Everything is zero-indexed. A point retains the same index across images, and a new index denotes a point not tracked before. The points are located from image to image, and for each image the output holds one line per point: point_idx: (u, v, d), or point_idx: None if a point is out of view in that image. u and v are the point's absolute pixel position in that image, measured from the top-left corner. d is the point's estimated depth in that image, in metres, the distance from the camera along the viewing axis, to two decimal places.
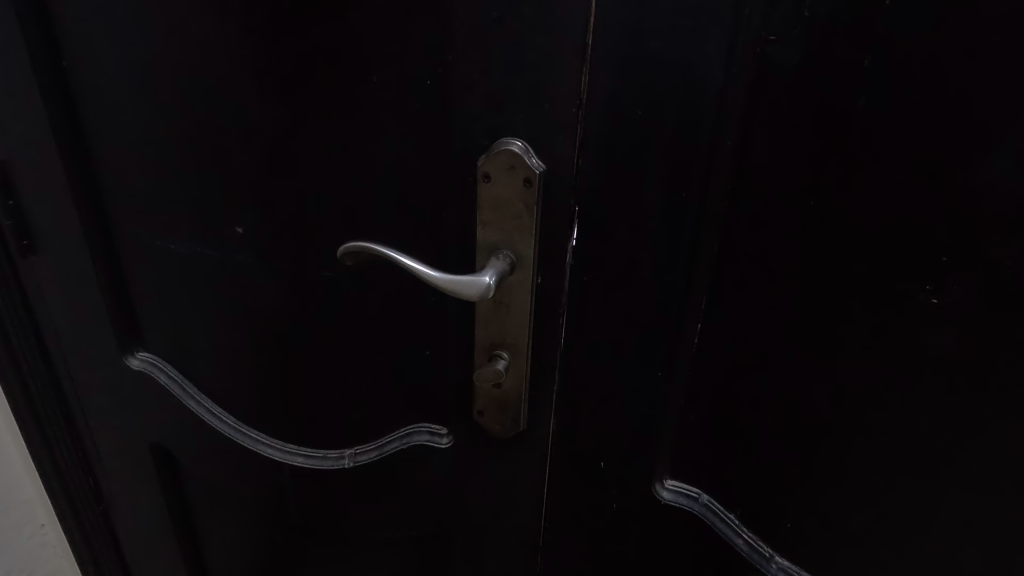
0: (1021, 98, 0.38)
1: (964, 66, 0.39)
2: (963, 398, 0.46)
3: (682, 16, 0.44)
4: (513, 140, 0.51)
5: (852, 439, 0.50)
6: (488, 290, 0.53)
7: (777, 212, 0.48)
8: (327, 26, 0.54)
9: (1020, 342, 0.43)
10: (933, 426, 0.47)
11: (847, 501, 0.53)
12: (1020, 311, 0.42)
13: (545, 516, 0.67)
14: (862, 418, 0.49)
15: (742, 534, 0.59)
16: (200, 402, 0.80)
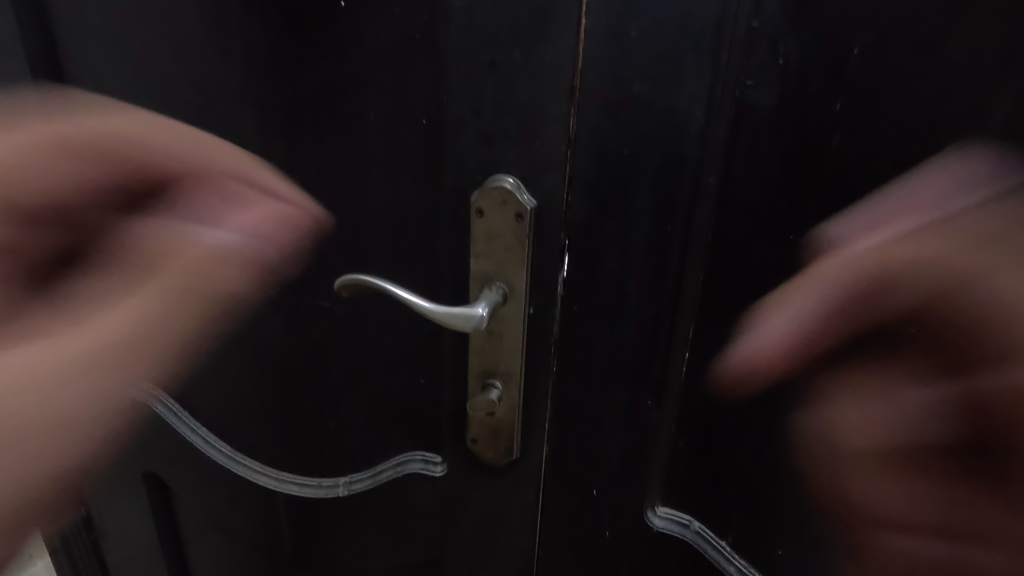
0: (986, 135, 0.38)
1: (932, 105, 0.40)
2: (950, 452, 0.41)
3: (664, 61, 0.47)
4: (505, 177, 0.53)
5: (825, 477, 0.49)
6: (481, 321, 0.55)
7: (759, 244, 0.49)
8: (325, 67, 0.56)
9: (1013, 395, 0.37)
10: (919, 478, 0.43)
11: (822, 545, 0.50)
12: (1010, 355, 0.37)
13: (541, 540, 0.68)
14: (835, 456, 0.48)
15: (735, 562, 0.58)
16: (195, 431, 0.80)
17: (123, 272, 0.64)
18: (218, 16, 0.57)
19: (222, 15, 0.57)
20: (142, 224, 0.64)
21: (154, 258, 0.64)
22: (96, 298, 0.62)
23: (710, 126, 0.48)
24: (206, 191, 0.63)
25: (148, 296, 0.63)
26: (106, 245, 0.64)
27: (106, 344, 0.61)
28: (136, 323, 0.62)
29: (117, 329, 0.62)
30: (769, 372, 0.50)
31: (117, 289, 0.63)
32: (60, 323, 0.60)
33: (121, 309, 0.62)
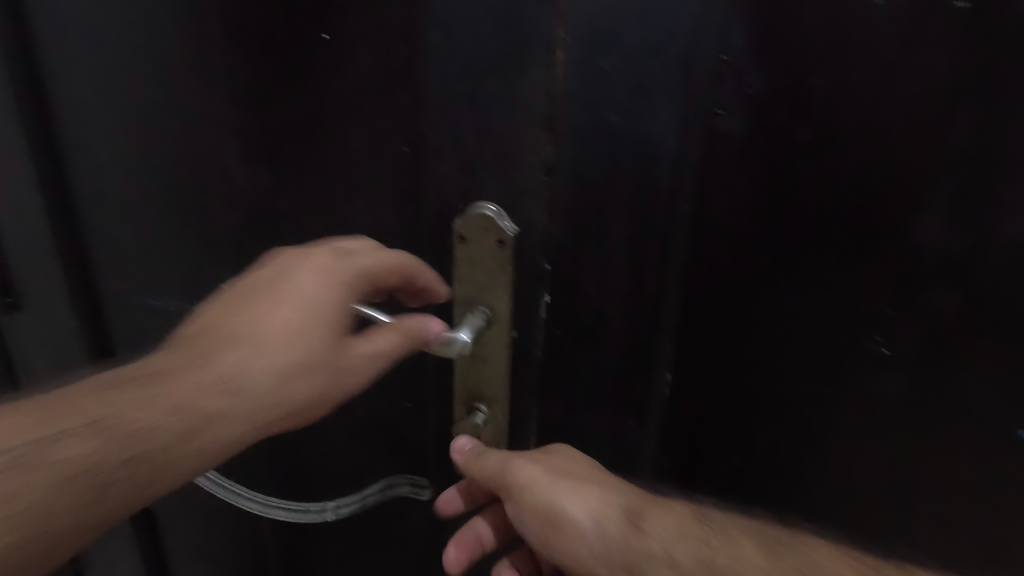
0: (935, 164, 0.43)
1: (889, 132, 0.43)
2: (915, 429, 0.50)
3: (637, 91, 0.48)
4: (486, 205, 0.53)
5: (818, 470, 0.55)
6: (465, 345, 0.55)
7: (735, 265, 0.51)
8: (308, 97, 0.56)
9: (953, 385, 0.48)
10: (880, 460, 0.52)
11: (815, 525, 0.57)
12: (952, 359, 0.47)
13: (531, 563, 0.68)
14: (826, 451, 0.54)
15: None
16: None
17: (223, 335, 0.55)
18: (201, 46, 0.58)
19: (205, 46, 0.58)
20: (274, 293, 0.56)
21: (308, 316, 0.56)
22: (217, 379, 0.54)
23: (683, 153, 0.50)
24: (383, 277, 0.56)
25: (262, 363, 0.55)
26: (220, 312, 0.57)
27: (218, 416, 0.54)
28: (235, 404, 0.54)
29: (224, 403, 0.54)
30: (765, 384, 0.54)
31: (234, 355, 0.55)
32: (190, 400, 0.53)
33: (227, 377, 0.54)
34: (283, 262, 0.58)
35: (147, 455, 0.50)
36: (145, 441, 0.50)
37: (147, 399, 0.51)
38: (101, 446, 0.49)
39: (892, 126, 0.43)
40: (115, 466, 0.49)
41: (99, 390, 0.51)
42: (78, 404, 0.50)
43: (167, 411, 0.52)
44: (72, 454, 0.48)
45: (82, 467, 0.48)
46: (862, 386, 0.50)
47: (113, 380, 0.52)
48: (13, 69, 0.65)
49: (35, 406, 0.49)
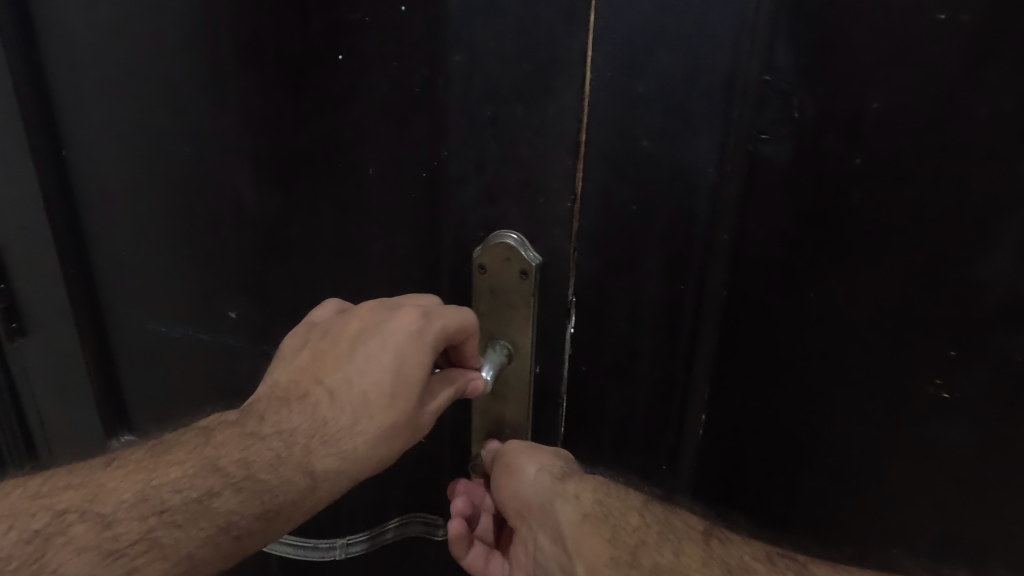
0: (1005, 194, 0.39)
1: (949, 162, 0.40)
2: (982, 484, 0.45)
3: (673, 117, 0.45)
4: (509, 233, 0.51)
5: (870, 528, 0.49)
6: (487, 385, 0.53)
7: (778, 300, 0.47)
8: (323, 121, 0.54)
9: None
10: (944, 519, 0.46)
11: None
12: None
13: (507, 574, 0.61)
14: (879, 506, 0.48)
15: None
16: None
17: (326, 391, 0.48)
18: (213, 69, 0.55)
19: (217, 69, 0.55)
20: (364, 350, 0.48)
21: (398, 382, 0.48)
22: (318, 445, 0.46)
23: (721, 182, 0.46)
24: (456, 339, 0.50)
25: (364, 428, 0.47)
26: (318, 360, 0.49)
27: (324, 479, 0.46)
28: (342, 469, 0.46)
29: (333, 465, 0.46)
30: (809, 428, 0.49)
31: (346, 412, 0.47)
32: (305, 461, 0.45)
33: (331, 443, 0.46)
34: (366, 315, 0.50)
35: (274, 514, 0.44)
36: (275, 500, 0.44)
37: (273, 459, 0.45)
38: (241, 504, 0.42)
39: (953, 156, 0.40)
40: (243, 527, 0.42)
41: (235, 445, 0.45)
42: (214, 465, 0.44)
43: (289, 471, 0.45)
44: (219, 513, 0.42)
45: (223, 527, 0.42)
46: (921, 432, 0.45)
47: (247, 431, 0.46)
48: (15, 85, 0.61)
49: (180, 459, 0.43)
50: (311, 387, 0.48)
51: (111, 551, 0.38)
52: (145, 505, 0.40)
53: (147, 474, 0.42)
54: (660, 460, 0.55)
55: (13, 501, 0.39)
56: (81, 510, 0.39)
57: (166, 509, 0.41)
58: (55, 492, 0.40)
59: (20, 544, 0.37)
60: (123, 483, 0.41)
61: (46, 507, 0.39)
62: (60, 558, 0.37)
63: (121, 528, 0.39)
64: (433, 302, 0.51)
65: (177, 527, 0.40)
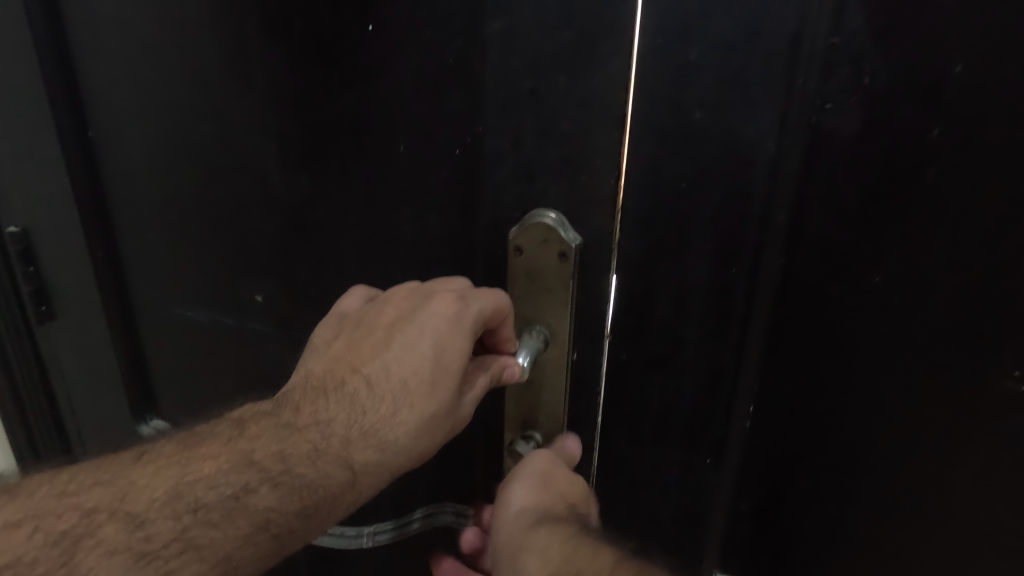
0: None
1: None
2: None
3: (728, 84, 0.41)
4: (547, 213, 0.48)
5: (926, 525, 0.45)
6: (523, 372, 0.50)
7: (839, 282, 0.44)
8: (352, 95, 0.51)
9: None
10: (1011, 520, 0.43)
11: None
12: None
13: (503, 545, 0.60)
14: (936, 502, 0.45)
15: None
16: None
17: (363, 380, 0.46)
18: (241, 44, 0.53)
19: (244, 44, 0.53)
20: (399, 339, 0.47)
21: (437, 369, 0.46)
22: (357, 436, 0.45)
23: (781, 158, 0.42)
24: (493, 321, 0.48)
25: (404, 419, 0.45)
26: (353, 350, 0.47)
27: (364, 472, 0.44)
28: (382, 461, 0.45)
29: (372, 458, 0.45)
30: (867, 419, 0.46)
31: (385, 402, 0.45)
32: (344, 453, 0.44)
33: (369, 435, 0.45)
34: (401, 303, 0.48)
35: (313, 509, 0.42)
36: (314, 494, 0.42)
37: (310, 452, 0.43)
38: (279, 501, 0.41)
39: None
40: (284, 524, 0.41)
41: (272, 437, 0.43)
42: (250, 459, 0.42)
43: (328, 465, 0.43)
44: (257, 509, 0.41)
45: (261, 525, 0.41)
46: (994, 433, 0.42)
47: (286, 423, 0.44)
48: (40, 64, 0.60)
49: (215, 453, 0.41)
50: (348, 377, 0.46)
51: (145, 553, 0.37)
52: (178, 503, 0.39)
53: (180, 469, 0.40)
54: (703, 454, 0.51)
55: (39, 499, 0.37)
56: (111, 511, 0.38)
57: (201, 507, 0.39)
58: (82, 490, 0.38)
59: (48, 546, 0.35)
60: (155, 480, 0.39)
61: (72, 505, 0.37)
62: (90, 562, 0.36)
63: (155, 530, 0.38)
64: (468, 284, 0.49)
65: (213, 526, 0.39)
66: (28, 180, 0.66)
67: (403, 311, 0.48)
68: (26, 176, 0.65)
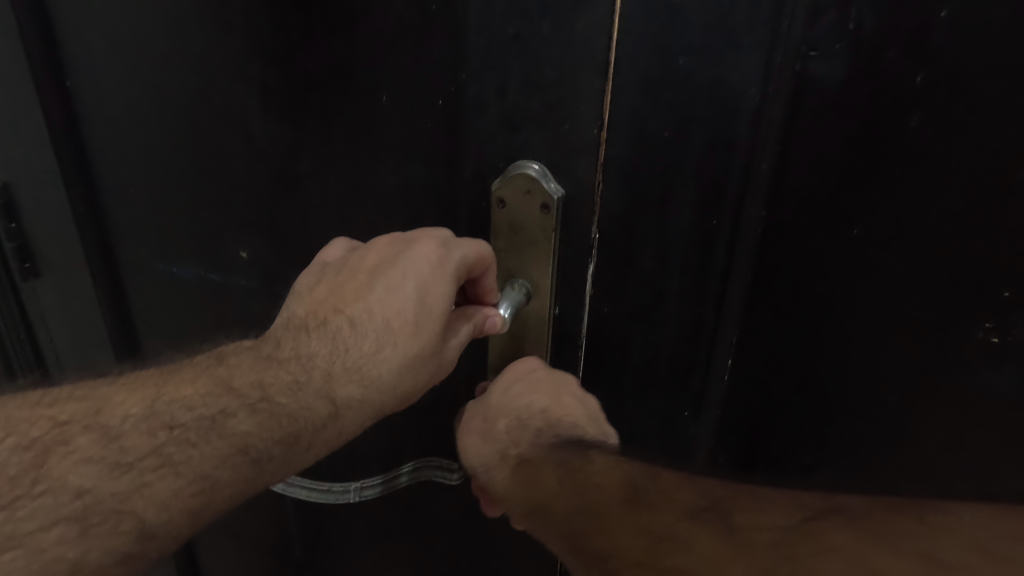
0: None
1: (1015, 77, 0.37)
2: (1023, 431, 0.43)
3: (714, 31, 0.41)
4: (530, 164, 0.48)
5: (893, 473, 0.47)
6: (504, 323, 0.50)
7: (818, 234, 0.44)
8: (334, 41, 0.50)
9: None
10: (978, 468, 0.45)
11: None
12: None
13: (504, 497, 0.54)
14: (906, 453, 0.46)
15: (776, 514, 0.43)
16: None
17: (346, 319, 0.46)
18: None
19: None
20: (383, 281, 0.46)
21: (421, 311, 0.46)
22: (340, 371, 0.45)
23: (765, 107, 0.42)
24: (475, 268, 0.48)
25: (387, 356, 0.45)
26: (336, 290, 0.47)
27: (347, 407, 0.45)
28: (364, 398, 0.45)
29: (355, 394, 0.45)
30: (845, 371, 0.46)
31: (369, 340, 0.45)
32: (326, 386, 0.44)
33: (353, 372, 0.45)
34: (382, 250, 0.48)
35: (295, 439, 0.43)
36: (295, 424, 0.43)
37: (292, 383, 0.44)
38: (259, 426, 0.42)
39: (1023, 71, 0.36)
40: (262, 450, 0.42)
41: (251, 367, 0.44)
42: (228, 385, 0.43)
43: (310, 396, 0.44)
44: (236, 433, 0.41)
45: (241, 448, 0.41)
46: (968, 381, 0.43)
47: (263, 355, 0.45)
48: (17, 10, 0.59)
49: (191, 377, 0.42)
50: (330, 318, 0.46)
51: (118, 463, 0.38)
52: (155, 420, 0.40)
53: (156, 390, 0.41)
54: (684, 406, 0.53)
55: (12, 409, 0.38)
56: (85, 424, 0.39)
57: (179, 425, 0.40)
58: (58, 403, 0.39)
59: (19, 450, 0.37)
60: (131, 398, 0.41)
61: (45, 416, 0.38)
62: (62, 467, 0.37)
63: (130, 442, 0.39)
64: (450, 231, 0.49)
65: (190, 445, 0.40)
66: (9, 128, 0.65)
67: (380, 260, 0.48)
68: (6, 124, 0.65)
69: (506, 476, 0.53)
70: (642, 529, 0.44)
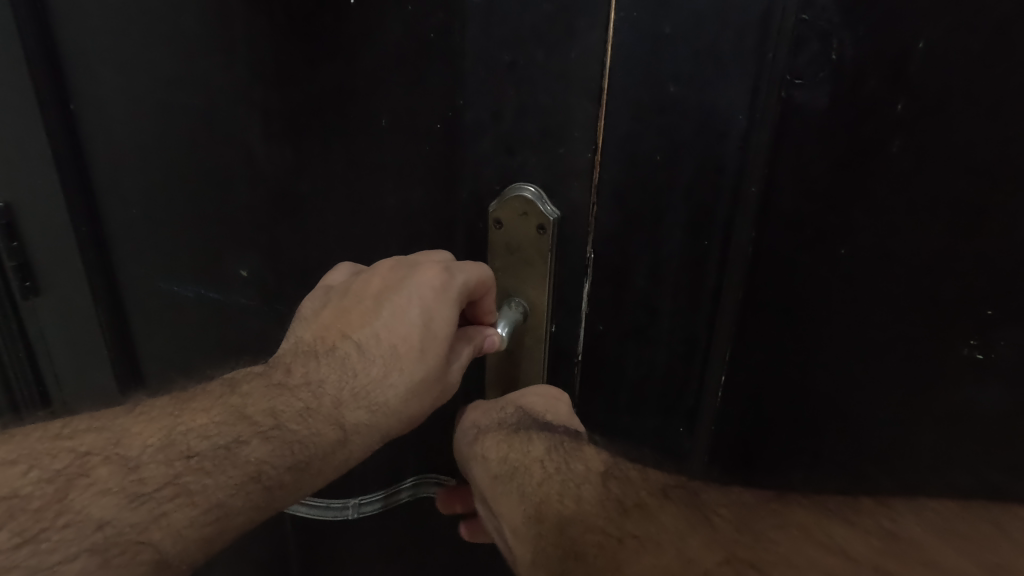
0: None
1: (988, 104, 0.38)
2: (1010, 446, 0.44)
3: (699, 61, 0.43)
4: (526, 186, 0.49)
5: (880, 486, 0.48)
6: (500, 341, 0.51)
7: (807, 254, 0.45)
8: (335, 68, 0.51)
9: None
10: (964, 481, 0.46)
11: None
12: None
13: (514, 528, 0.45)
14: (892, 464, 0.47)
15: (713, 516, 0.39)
16: None
17: (353, 345, 0.47)
18: (221, 15, 0.53)
19: (225, 17, 0.53)
20: (388, 306, 0.48)
21: (426, 337, 0.47)
22: (348, 397, 0.46)
23: (751, 132, 0.44)
24: (476, 293, 0.50)
25: (394, 381, 0.46)
26: (341, 316, 0.48)
27: (355, 432, 0.45)
28: (373, 422, 0.46)
29: (363, 418, 0.46)
30: (834, 387, 0.47)
31: (376, 365, 0.46)
32: (335, 412, 0.45)
33: (360, 397, 0.46)
34: (386, 274, 0.49)
35: (304, 465, 0.43)
36: (304, 450, 0.43)
37: (302, 410, 0.44)
38: (271, 453, 0.42)
39: (992, 99, 0.38)
40: (274, 477, 0.42)
41: (262, 395, 0.44)
42: (242, 413, 0.43)
43: (319, 422, 0.44)
44: (249, 461, 0.41)
45: (253, 476, 0.41)
46: (954, 397, 0.44)
47: (273, 382, 0.45)
48: (22, 35, 0.59)
49: (206, 406, 0.43)
50: (335, 343, 0.47)
51: (137, 494, 0.38)
52: (171, 450, 0.40)
53: (173, 419, 0.42)
54: (679, 421, 0.54)
55: (33, 442, 0.39)
56: (104, 455, 0.39)
57: (194, 455, 0.40)
58: (76, 435, 0.40)
59: (43, 483, 0.37)
60: (148, 429, 0.41)
61: (66, 448, 0.39)
62: (84, 499, 0.37)
63: (148, 473, 0.39)
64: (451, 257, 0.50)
65: (205, 474, 0.40)
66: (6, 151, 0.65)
67: (384, 287, 0.49)
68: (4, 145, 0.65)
69: (486, 485, 0.48)
70: (611, 511, 0.40)
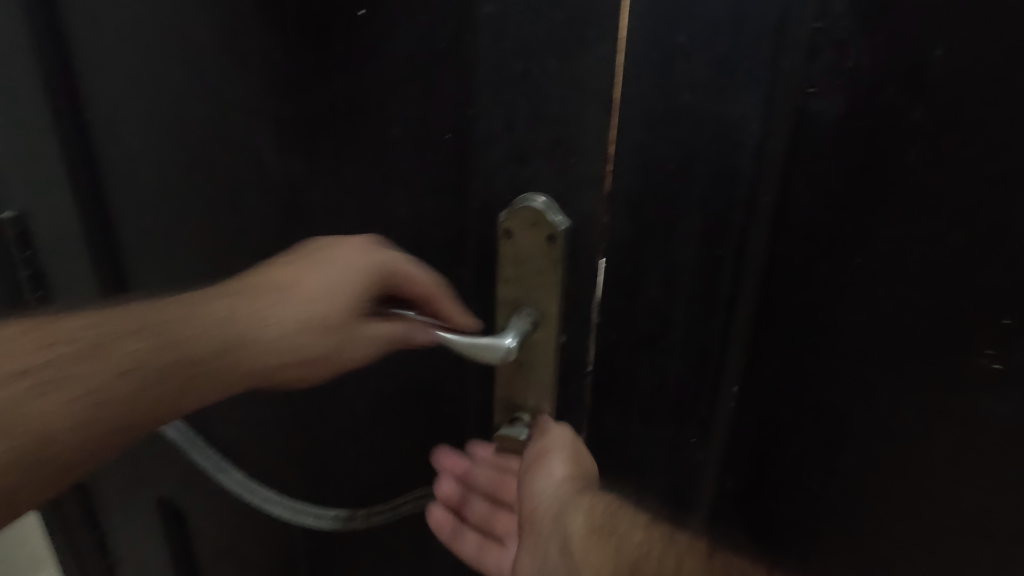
0: None
1: (1008, 113, 0.38)
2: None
3: (713, 71, 0.43)
4: (536, 196, 0.48)
5: (894, 496, 0.48)
6: (509, 353, 0.50)
7: (826, 264, 0.45)
8: (347, 78, 0.52)
9: None
10: (982, 493, 0.45)
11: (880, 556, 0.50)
12: None
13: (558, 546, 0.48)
14: (908, 475, 0.47)
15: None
16: (237, 479, 0.73)
17: (269, 275, 0.54)
18: (235, 25, 0.54)
19: (238, 28, 0.54)
20: (313, 258, 0.54)
21: (336, 289, 0.53)
22: (241, 323, 0.53)
23: (765, 141, 0.44)
24: (399, 280, 0.54)
25: (280, 318, 0.53)
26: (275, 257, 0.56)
27: (247, 359, 0.54)
28: (277, 353, 0.54)
29: (245, 355, 0.54)
30: (849, 398, 0.47)
31: (276, 304, 0.53)
32: (227, 326, 0.53)
33: (258, 320, 0.53)
34: (314, 242, 0.56)
35: (182, 370, 0.51)
36: (179, 360, 0.51)
37: (219, 318, 0.52)
38: (150, 351, 0.50)
39: (1011, 108, 0.38)
40: (152, 376, 0.50)
41: (180, 312, 0.51)
42: (141, 318, 0.50)
43: (199, 341, 0.51)
44: (126, 352, 0.49)
45: (122, 369, 0.48)
46: (970, 407, 0.44)
47: (187, 302, 0.52)
48: (40, 54, 0.62)
49: (121, 311, 0.50)
50: (267, 276, 0.54)
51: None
52: (43, 338, 0.46)
53: (54, 324, 0.48)
54: (692, 433, 0.53)
55: None
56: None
57: (67, 346, 0.47)
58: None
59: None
60: (63, 328, 0.47)
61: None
62: None
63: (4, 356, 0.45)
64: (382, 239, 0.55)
65: (65, 361, 0.46)
66: (27, 159, 0.69)
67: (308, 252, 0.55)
68: (25, 155, 0.68)
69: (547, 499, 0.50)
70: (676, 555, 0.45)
